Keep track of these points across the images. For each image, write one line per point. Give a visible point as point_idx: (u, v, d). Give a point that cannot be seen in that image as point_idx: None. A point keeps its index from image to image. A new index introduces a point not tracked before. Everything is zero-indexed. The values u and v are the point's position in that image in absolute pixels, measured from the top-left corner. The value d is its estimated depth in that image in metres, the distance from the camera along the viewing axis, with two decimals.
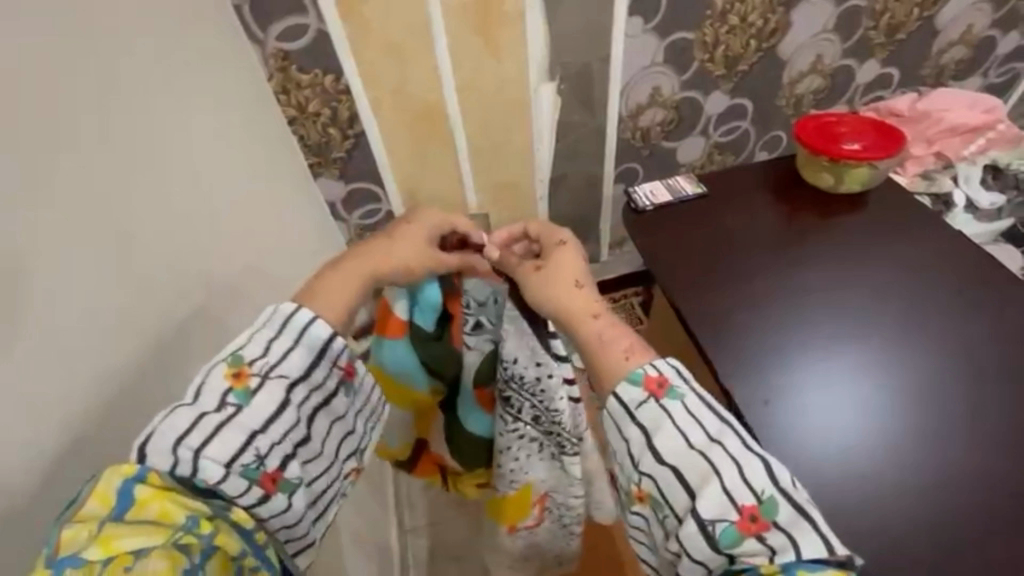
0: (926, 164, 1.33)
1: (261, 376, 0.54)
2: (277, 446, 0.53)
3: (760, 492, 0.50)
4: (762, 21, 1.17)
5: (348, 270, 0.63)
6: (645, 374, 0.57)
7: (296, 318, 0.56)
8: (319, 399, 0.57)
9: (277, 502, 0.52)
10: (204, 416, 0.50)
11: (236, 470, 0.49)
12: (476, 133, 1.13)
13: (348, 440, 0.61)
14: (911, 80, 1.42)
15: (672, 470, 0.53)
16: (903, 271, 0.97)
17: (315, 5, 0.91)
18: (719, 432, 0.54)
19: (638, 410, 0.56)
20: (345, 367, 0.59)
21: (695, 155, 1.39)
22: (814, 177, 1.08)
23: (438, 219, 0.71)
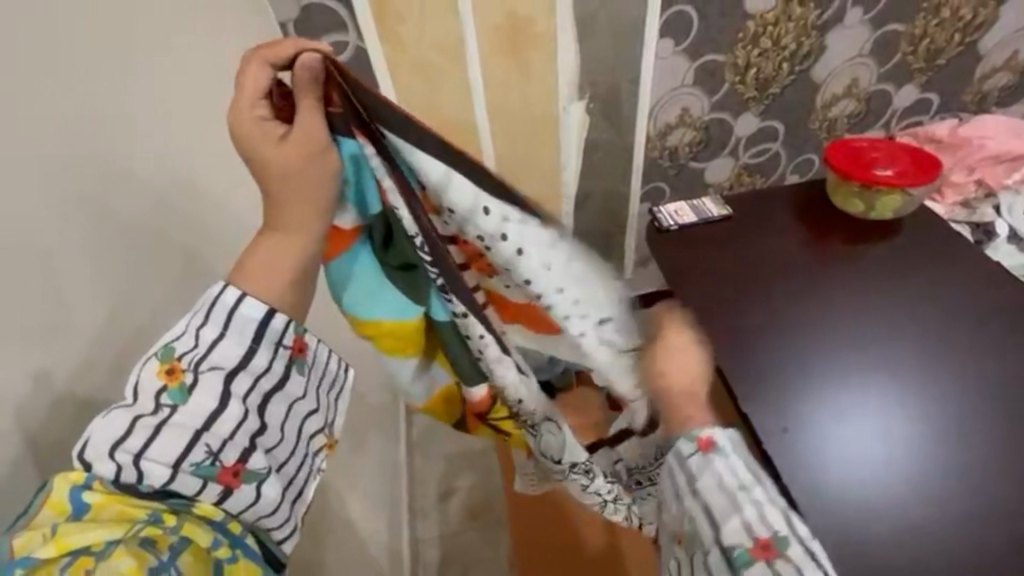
0: (967, 192, 1.28)
1: (195, 369, 0.43)
2: (234, 441, 0.42)
3: (773, 528, 0.48)
4: (796, 43, 1.17)
5: (270, 238, 0.47)
6: (698, 432, 0.54)
7: (223, 299, 0.45)
8: (269, 384, 0.46)
9: (245, 496, 0.41)
10: (140, 420, 0.40)
11: (186, 470, 0.39)
12: (505, 149, 1.16)
13: (314, 420, 0.49)
14: (951, 106, 1.39)
15: (703, 505, 0.51)
16: (936, 301, 0.94)
17: (354, 24, 0.95)
18: (749, 480, 0.51)
19: (688, 461, 0.53)
20: (293, 344, 0.48)
21: (723, 176, 1.38)
22: (843, 202, 1.06)
23: (251, 92, 0.46)
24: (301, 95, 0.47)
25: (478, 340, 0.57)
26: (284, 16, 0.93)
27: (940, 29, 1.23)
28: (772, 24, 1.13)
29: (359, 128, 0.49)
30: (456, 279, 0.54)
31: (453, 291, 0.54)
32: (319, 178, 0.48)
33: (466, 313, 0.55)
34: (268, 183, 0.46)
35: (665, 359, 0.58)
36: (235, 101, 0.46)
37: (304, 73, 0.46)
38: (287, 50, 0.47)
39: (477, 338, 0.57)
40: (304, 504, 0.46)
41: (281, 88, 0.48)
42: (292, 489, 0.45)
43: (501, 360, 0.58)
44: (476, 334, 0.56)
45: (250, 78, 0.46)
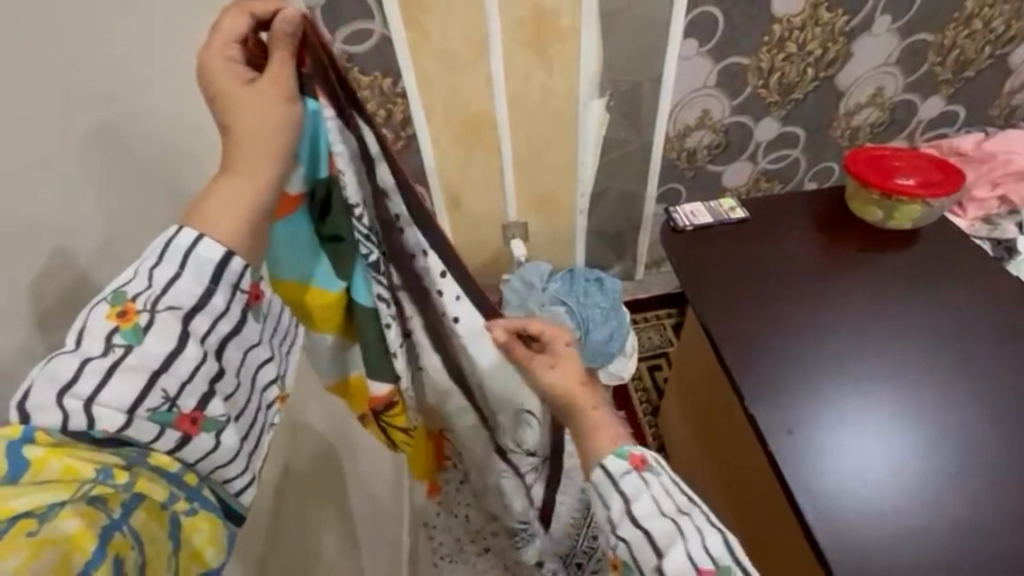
0: (990, 207, 1.26)
1: (151, 309, 0.34)
2: (193, 386, 0.35)
3: (719, 558, 0.44)
4: (822, 50, 1.16)
5: (223, 182, 0.38)
6: (631, 449, 0.50)
7: (178, 239, 0.36)
8: (229, 328, 0.38)
9: (205, 446, 0.35)
10: (88, 364, 0.31)
11: (141, 416, 0.32)
12: (523, 142, 1.16)
13: (271, 370, 0.42)
14: (975, 120, 1.37)
15: (642, 534, 0.46)
16: (952, 314, 0.93)
17: (380, 11, 0.96)
18: (689, 505, 0.48)
19: (622, 481, 0.48)
20: (251, 290, 0.39)
21: (741, 180, 1.37)
22: (862, 210, 1.04)
23: (223, 35, 0.41)
24: (275, 44, 0.41)
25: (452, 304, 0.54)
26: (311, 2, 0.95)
27: (970, 40, 1.21)
28: (799, 28, 1.12)
29: (323, 87, 0.43)
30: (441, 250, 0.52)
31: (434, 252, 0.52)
32: (277, 132, 0.40)
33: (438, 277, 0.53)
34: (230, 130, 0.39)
35: (548, 368, 0.56)
36: (205, 45, 0.41)
37: (286, 27, 0.41)
38: (280, 9, 0.42)
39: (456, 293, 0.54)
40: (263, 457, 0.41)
41: (262, 42, 0.43)
42: (253, 444, 0.39)
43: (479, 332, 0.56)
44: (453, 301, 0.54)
45: (226, 24, 0.41)
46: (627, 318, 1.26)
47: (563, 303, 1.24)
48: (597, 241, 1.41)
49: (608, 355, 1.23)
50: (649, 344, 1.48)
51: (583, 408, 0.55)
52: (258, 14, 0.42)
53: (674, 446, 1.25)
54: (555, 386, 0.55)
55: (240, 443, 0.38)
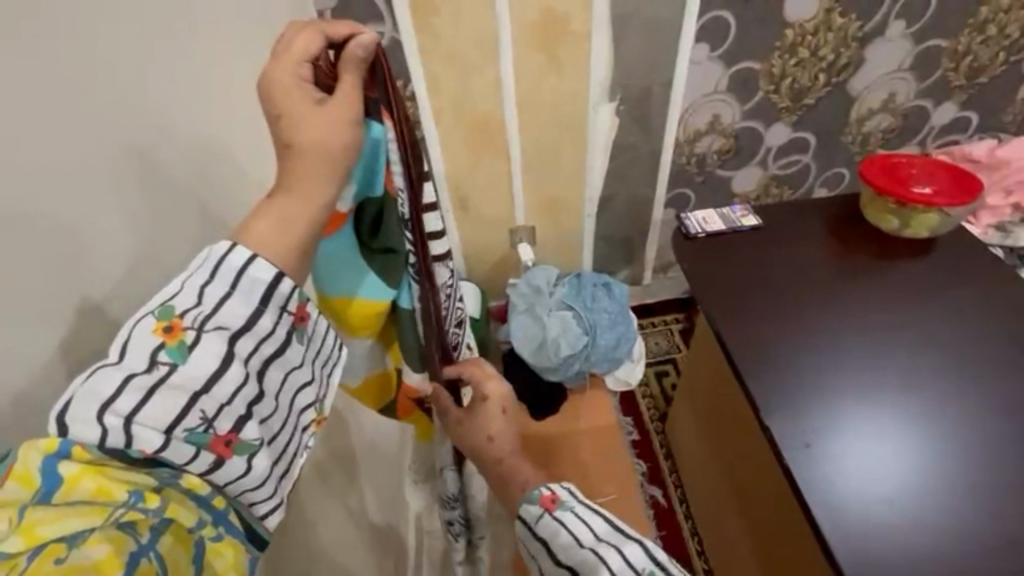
0: (1003, 215, 1.25)
1: (198, 328, 0.35)
2: (231, 408, 0.36)
3: (641, 569, 0.45)
4: (834, 55, 1.15)
5: (282, 203, 0.39)
6: (541, 491, 0.52)
7: (229, 258, 0.36)
8: (272, 348, 0.39)
9: (239, 469, 0.35)
10: (131, 380, 0.32)
11: (178, 437, 0.33)
12: (533, 146, 1.16)
13: (308, 394, 0.42)
14: (988, 126, 1.35)
15: (568, 571, 0.48)
16: (965, 325, 0.92)
17: (391, 15, 0.96)
18: (607, 529, 0.49)
19: (538, 528, 0.50)
20: (297, 312, 0.40)
21: (751, 186, 1.36)
22: (879, 217, 1.03)
23: (293, 54, 0.41)
24: (344, 69, 0.42)
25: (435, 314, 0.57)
26: (321, 5, 0.94)
27: (984, 46, 1.20)
28: (812, 34, 1.11)
29: (388, 111, 0.46)
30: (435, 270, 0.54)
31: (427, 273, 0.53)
32: (341, 151, 0.40)
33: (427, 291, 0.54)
34: (294, 152, 0.39)
35: (457, 422, 0.60)
36: (275, 62, 0.41)
37: (359, 51, 0.42)
38: (351, 34, 0.43)
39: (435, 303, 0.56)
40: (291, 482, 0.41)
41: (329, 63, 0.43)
42: (281, 468, 0.39)
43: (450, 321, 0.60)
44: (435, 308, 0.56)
45: (296, 45, 0.41)
46: (634, 324, 1.25)
47: (569, 307, 1.23)
48: (605, 246, 1.40)
49: (614, 360, 1.23)
50: (657, 350, 1.47)
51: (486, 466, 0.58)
52: (331, 37, 0.43)
53: (682, 455, 1.24)
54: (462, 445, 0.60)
55: (271, 467, 0.38)
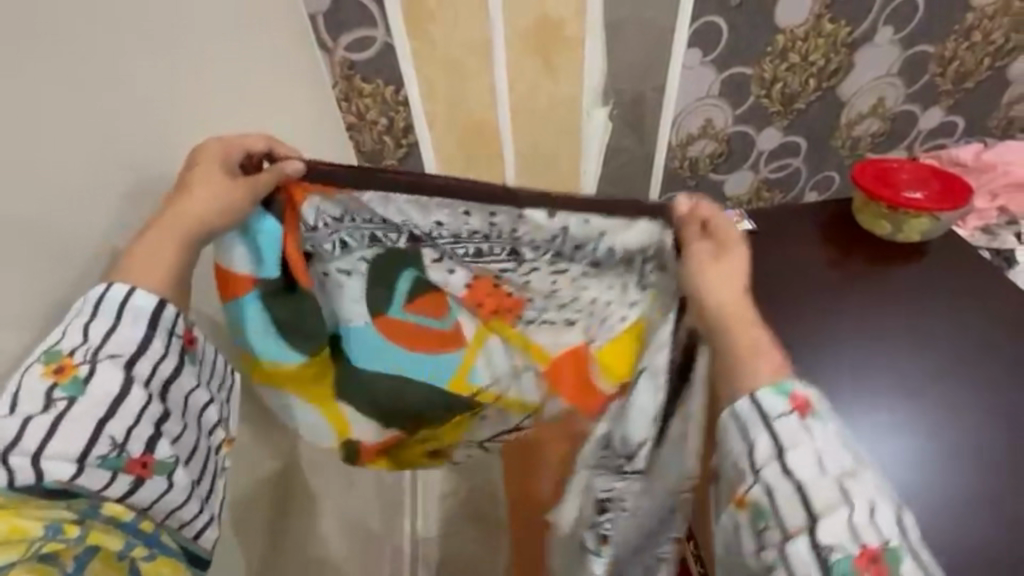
0: (990, 218, 1.31)
1: (89, 362, 0.50)
2: (138, 433, 0.51)
3: (887, 538, 0.48)
4: (824, 60, 1.16)
5: (143, 242, 0.56)
6: (793, 389, 0.53)
7: (107, 297, 0.52)
8: (168, 370, 0.55)
9: (153, 483, 0.51)
10: (33, 420, 0.46)
11: (92, 462, 0.48)
12: (525, 150, 1.12)
13: (210, 412, 0.58)
14: (975, 130, 1.36)
15: (794, 484, 0.50)
16: (948, 335, 0.94)
17: (384, 19, 0.96)
18: (855, 465, 0.51)
19: (783, 419, 0.52)
20: (185, 335, 0.57)
21: (741, 190, 1.36)
22: (872, 224, 1.05)
23: (218, 152, 0.61)
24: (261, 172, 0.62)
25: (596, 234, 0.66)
26: (314, 8, 0.94)
27: (970, 51, 1.22)
28: (802, 38, 1.12)
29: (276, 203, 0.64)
30: (566, 203, 0.64)
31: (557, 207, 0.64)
32: (213, 218, 0.59)
33: (563, 218, 0.65)
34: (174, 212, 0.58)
35: (708, 257, 0.62)
36: (197, 158, 0.61)
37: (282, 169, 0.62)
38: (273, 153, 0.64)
39: (582, 224, 0.66)
40: (217, 497, 0.57)
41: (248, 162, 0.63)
42: (200, 475, 0.55)
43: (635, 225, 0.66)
44: (579, 227, 0.66)
45: (210, 149, 0.61)
46: None
47: None
48: None
49: None
50: None
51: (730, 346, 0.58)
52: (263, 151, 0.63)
53: None
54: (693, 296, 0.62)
55: (190, 483, 0.54)
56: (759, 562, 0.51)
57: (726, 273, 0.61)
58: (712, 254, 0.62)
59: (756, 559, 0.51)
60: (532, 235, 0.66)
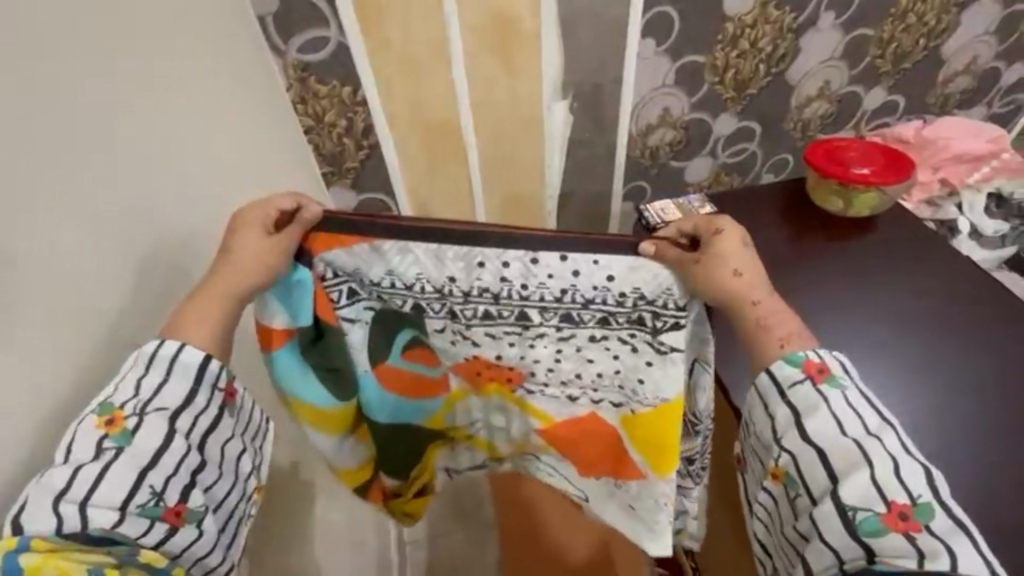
0: (933, 191, 1.38)
1: (136, 415, 0.62)
2: (174, 481, 0.62)
3: (915, 496, 0.59)
4: (772, 46, 1.20)
5: (190, 307, 0.68)
6: (806, 357, 0.67)
7: (159, 352, 0.64)
8: (207, 422, 0.66)
9: (184, 531, 0.62)
10: (81, 469, 0.57)
11: (133, 510, 0.59)
12: (487, 151, 1.15)
13: (245, 459, 0.71)
14: (915, 108, 1.44)
15: (815, 450, 0.63)
16: (892, 303, 1.01)
17: (336, 19, 0.94)
18: (877, 428, 0.63)
19: (805, 387, 0.66)
20: (225, 388, 0.68)
21: (702, 175, 1.40)
22: (824, 201, 1.11)
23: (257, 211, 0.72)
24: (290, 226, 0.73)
25: (607, 282, 0.73)
26: (263, 9, 0.91)
27: (906, 33, 1.28)
28: (750, 26, 1.16)
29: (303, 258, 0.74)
30: (574, 246, 0.71)
31: (565, 251, 0.72)
32: (252, 273, 0.70)
33: (574, 263, 0.72)
34: (219, 275, 0.69)
35: (694, 262, 0.71)
36: (236, 222, 0.71)
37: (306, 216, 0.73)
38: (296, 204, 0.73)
39: (593, 265, 0.72)
40: (237, 544, 0.69)
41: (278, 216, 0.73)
42: (226, 523, 0.67)
43: (639, 268, 0.72)
44: (590, 268, 0.72)
45: (252, 210, 0.72)
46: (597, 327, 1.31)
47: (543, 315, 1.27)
48: None
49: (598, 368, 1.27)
50: None
51: (750, 319, 0.71)
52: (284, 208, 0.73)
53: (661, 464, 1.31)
54: (708, 292, 0.71)
55: (217, 532, 0.65)
56: (795, 527, 0.64)
57: (726, 262, 0.71)
58: (699, 255, 0.72)
59: (794, 525, 0.64)
60: (545, 287, 0.74)
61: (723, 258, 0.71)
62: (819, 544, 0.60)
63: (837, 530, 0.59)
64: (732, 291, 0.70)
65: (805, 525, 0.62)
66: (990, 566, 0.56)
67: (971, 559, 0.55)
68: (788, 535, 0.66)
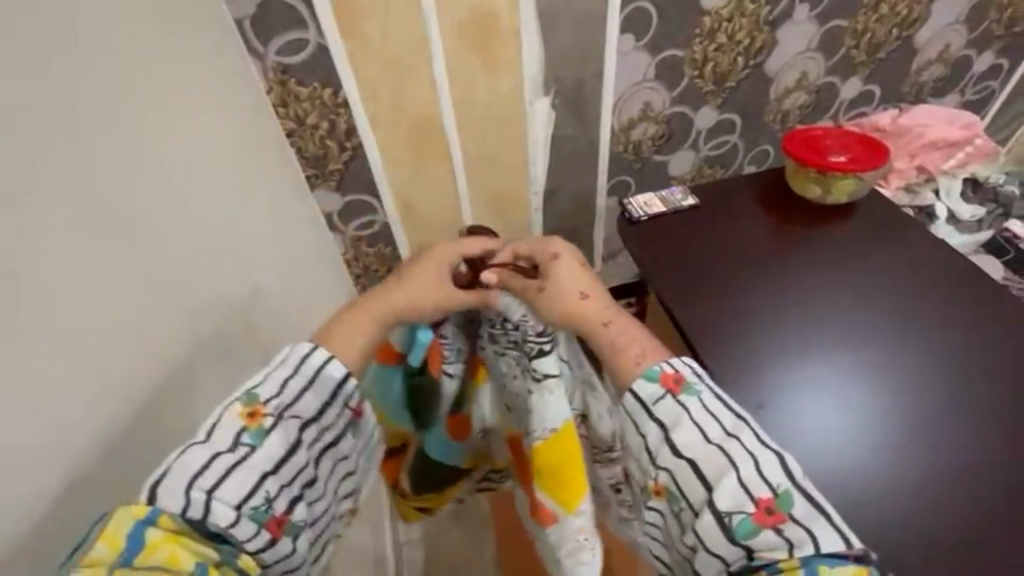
0: (910, 177, 1.41)
1: (274, 415, 0.64)
2: (288, 486, 0.64)
3: (776, 487, 0.61)
4: (750, 39, 1.21)
5: (348, 325, 0.73)
6: (662, 371, 0.70)
7: (310, 359, 0.68)
8: (326, 438, 0.69)
9: (282, 543, 0.62)
10: (218, 455, 0.59)
11: (247, 509, 0.59)
12: (473, 147, 1.16)
13: (344, 477, 0.73)
14: (890, 97, 1.46)
15: (686, 461, 0.64)
16: (874, 287, 1.03)
17: (315, 20, 0.94)
18: (735, 427, 0.65)
19: (665, 400, 0.68)
20: (353, 409, 0.72)
21: (685, 168, 1.42)
22: (803, 188, 1.13)
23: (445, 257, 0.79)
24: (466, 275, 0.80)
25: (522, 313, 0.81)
26: (241, 12, 0.90)
27: (879, 23, 1.30)
28: (727, 19, 1.17)
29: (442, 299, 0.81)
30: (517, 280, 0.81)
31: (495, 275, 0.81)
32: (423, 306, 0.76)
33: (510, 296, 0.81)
34: (391, 305, 0.75)
35: (538, 292, 0.78)
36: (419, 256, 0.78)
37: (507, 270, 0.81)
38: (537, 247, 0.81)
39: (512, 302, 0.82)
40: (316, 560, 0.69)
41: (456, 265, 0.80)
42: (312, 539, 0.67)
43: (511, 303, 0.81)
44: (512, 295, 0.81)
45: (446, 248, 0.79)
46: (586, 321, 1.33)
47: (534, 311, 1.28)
48: None
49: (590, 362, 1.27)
50: None
51: (608, 343, 0.75)
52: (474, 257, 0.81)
53: None
54: (561, 319, 0.77)
55: (306, 549, 0.66)
56: (685, 541, 0.65)
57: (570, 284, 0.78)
58: (543, 284, 0.78)
59: (683, 539, 0.65)
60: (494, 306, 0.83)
61: (564, 282, 0.78)
62: (704, 551, 0.61)
63: (716, 534, 0.60)
64: (582, 310, 0.76)
65: (692, 539, 0.63)
66: (855, 546, 0.57)
67: (833, 540, 0.57)
68: (683, 548, 0.66)
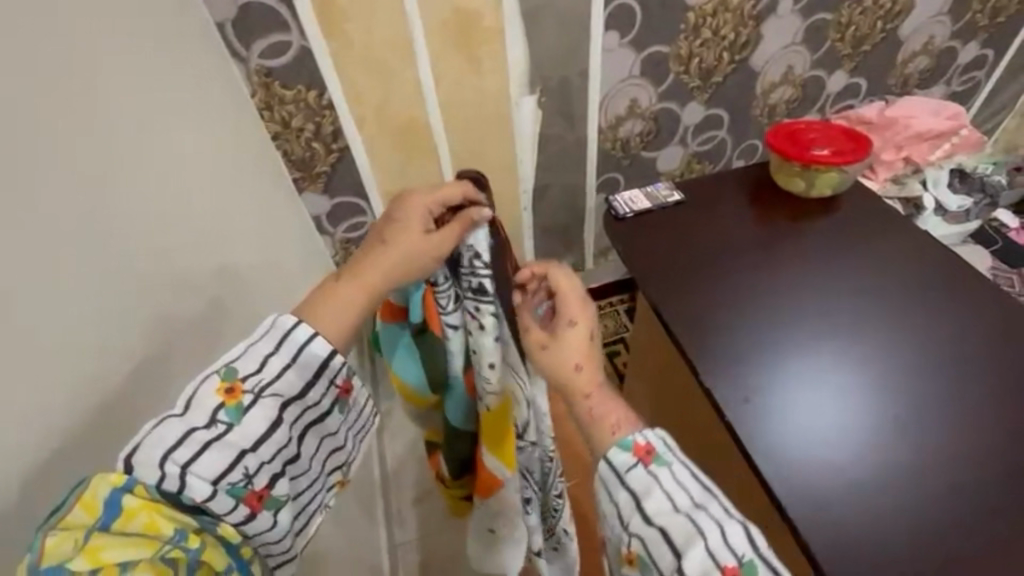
0: (897, 169, 1.41)
1: (254, 393, 0.54)
2: (269, 466, 0.54)
3: (741, 554, 0.49)
4: (735, 33, 1.22)
5: (330, 290, 0.62)
6: (634, 439, 0.56)
7: (294, 335, 0.57)
8: (313, 416, 0.59)
9: (263, 519, 0.53)
10: (194, 434, 0.50)
11: (224, 487, 0.50)
12: (460, 146, 1.16)
13: (335, 455, 0.63)
14: (876, 90, 1.47)
15: (657, 531, 0.51)
16: (861, 281, 1.04)
17: (297, 23, 0.93)
18: (703, 496, 0.53)
19: (629, 472, 0.55)
20: (341, 385, 0.60)
21: (673, 164, 1.42)
22: (787, 181, 1.14)
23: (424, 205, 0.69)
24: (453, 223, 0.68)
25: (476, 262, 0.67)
26: (221, 15, 0.90)
27: (864, 16, 1.30)
28: (712, 14, 1.17)
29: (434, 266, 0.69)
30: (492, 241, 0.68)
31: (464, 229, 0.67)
32: (415, 263, 0.65)
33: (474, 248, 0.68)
34: (370, 266, 0.65)
35: (539, 348, 0.64)
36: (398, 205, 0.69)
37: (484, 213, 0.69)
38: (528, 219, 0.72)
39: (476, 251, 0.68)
40: (305, 535, 0.60)
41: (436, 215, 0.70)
42: (299, 516, 0.59)
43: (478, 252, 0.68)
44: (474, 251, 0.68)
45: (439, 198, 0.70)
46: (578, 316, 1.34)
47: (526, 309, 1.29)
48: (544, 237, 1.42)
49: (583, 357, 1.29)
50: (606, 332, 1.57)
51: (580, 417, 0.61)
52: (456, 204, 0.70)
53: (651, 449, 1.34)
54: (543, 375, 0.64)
55: (290, 522, 0.57)
56: None
57: (569, 352, 0.63)
58: (548, 341, 0.64)
59: None
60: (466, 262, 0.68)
61: (569, 347, 0.63)
62: None
63: None
64: (569, 381, 0.62)
65: None
66: None
67: None
68: None
